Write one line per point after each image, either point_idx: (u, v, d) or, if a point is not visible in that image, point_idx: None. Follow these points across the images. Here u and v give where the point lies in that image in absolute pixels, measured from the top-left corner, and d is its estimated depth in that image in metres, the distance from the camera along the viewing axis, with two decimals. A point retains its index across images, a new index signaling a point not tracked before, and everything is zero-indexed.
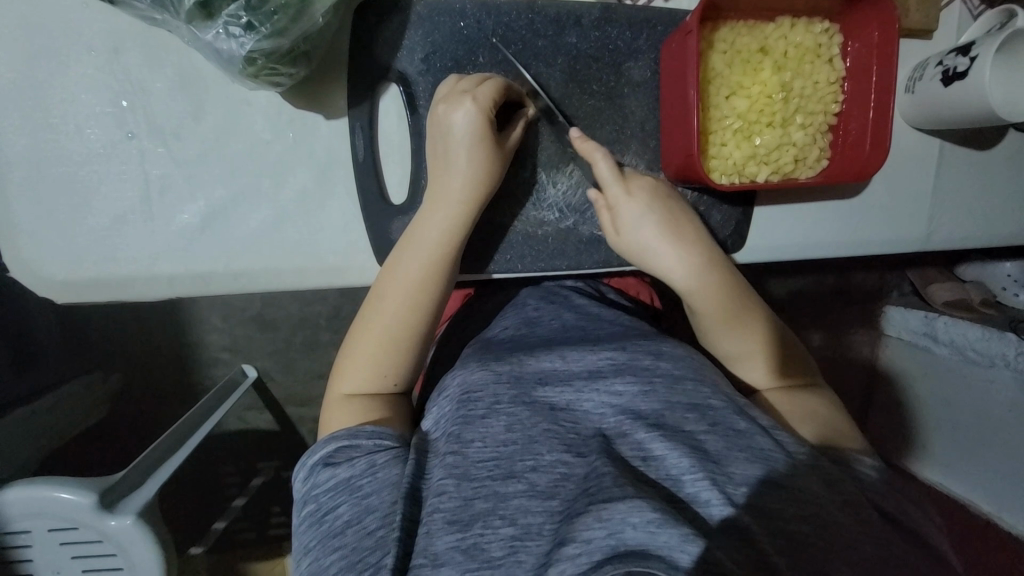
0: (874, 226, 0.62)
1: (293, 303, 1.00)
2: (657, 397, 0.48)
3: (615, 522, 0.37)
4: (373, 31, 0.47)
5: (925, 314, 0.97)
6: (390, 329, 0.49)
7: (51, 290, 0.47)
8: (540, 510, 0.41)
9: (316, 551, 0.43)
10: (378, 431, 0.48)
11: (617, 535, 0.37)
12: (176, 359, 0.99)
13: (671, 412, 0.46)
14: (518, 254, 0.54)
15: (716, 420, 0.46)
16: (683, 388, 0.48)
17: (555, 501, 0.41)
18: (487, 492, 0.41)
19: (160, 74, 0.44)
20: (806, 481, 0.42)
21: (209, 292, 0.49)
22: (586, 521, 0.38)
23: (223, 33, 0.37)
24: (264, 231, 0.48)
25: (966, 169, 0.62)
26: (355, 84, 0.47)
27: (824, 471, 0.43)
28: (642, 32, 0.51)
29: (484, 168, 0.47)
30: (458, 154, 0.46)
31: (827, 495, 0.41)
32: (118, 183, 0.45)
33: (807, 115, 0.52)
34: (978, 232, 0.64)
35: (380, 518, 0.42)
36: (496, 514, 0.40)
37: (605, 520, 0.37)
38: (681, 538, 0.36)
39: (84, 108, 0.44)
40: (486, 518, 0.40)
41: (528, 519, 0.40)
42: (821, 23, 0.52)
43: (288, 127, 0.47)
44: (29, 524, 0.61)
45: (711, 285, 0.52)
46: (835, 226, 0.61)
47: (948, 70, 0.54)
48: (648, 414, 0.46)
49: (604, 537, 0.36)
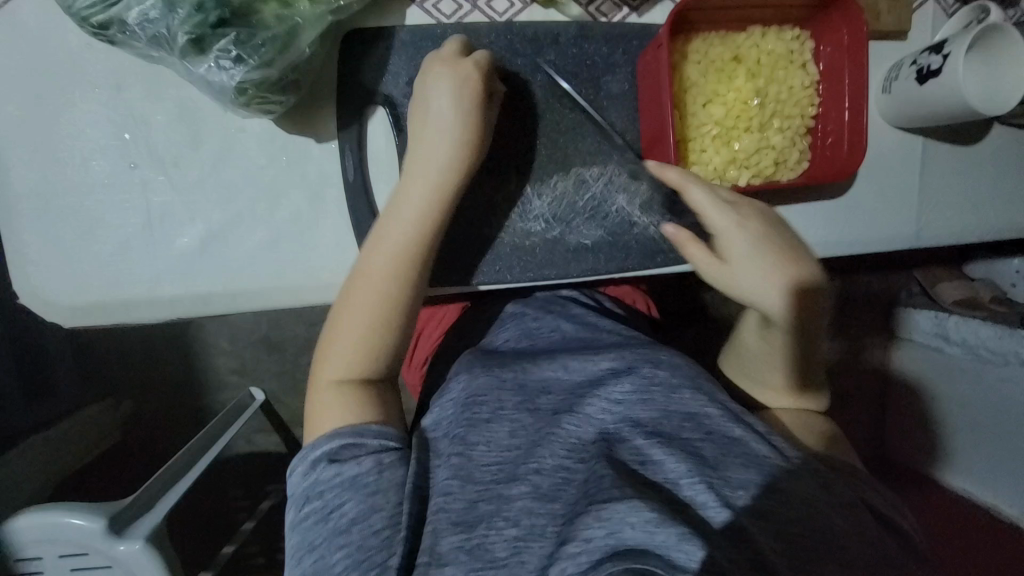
0: (865, 227, 0.63)
1: (296, 325, 1.02)
2: (654, 405, 0.48)
3: (614, 521, 0.38)
4: (360, 58, 0.49)
5: (936, 315, 0.95)
6: (377, 303, 0.48)
7: (58, 315, 0.49)
8: (543, 513, 0.42)
9: (322, 548, 0.43)
10: (385, 431, 0.47)
11: (616, 534, 0.37)
12: (185, 384, 1.01)
13: (669, 421, 0.47)
14: (508, 265, 0.55)
15: (712, 428, 0.46)
16: (680, 397, 0.48)
17: (557, 504, 0.42)
18: (492, 495, 0.44)
19: (161, 107, 0.47)
20: (801, 482, 0.42)
21: (207, 312, 0.50)
22: (586, 521, 0.39)
23: (215, 67, 0.39)
24: (260, 252, 0.50)
25: (952, 167, 0.63)
26: (343, 109, 0.49)
27: (822, 476, 0.43)
28: (619, 47, 0.53)
29: (465, 142, 0.48)
30: (442, 122, 0.47)
31: (826, 498, 0.41)
32: (122, 212, 0.48)
33: (784, 118, 0.54)
34: (969, 229, 0.64)
35: (386, 517, 0.43)
36: (499, 515, 0.42)
37: (604, 520, 0.38)
38: (678, 536, 0.37)
39: (90, 143, 0.47)
40: (490, 520, 0.42)
41: (531, 519, 0.42)
42: (791, 31, 0.53)
43: (281, 151, 0.49)
44: (39, 551, 0.62)
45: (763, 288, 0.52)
46: (824, 228, 0.62)
47: (922, 69, 0.55)
48: (647, 421, 0.47)
49: (604, 537, 0.38)
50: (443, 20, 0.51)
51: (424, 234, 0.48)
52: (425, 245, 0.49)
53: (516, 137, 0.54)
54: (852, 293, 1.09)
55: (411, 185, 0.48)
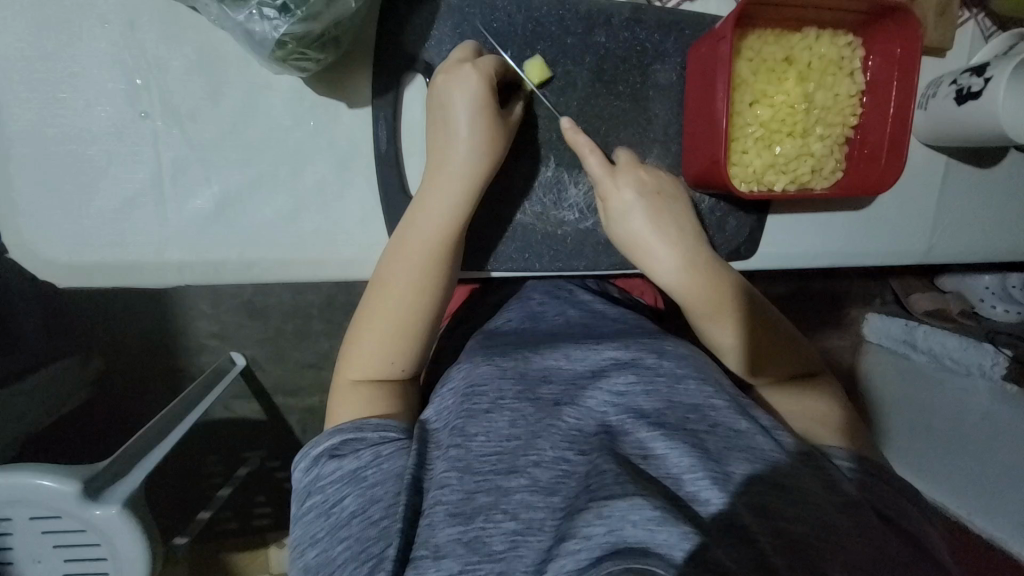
0: (878, 239, 0.63)
1: (285, 292, 0.97)
2: (658, 395, 0.49)
3: (615, 519, 0.38)
4: (402, 19, 0.46)
5: (907, 323, 1.01)
6: (399, 308, 0.48)
7: (53, 273, 0.45)
8: (542, 506, 0.41)
9: (324, 542, 0.42)
10: (384, 423, 0.47)
11: (616, 532, 0.37)
12: (165, 344, 0.96)
13: (672, 412, 0.47)
14: (536, 253, 0.53)
15: (716, 421, 0.47)
16: (685, 387, 0.50)
17: (556, 497, 0.41)
18: (489, 486, 0.42)
19: (179, 51, 0.42)
20: (803, 480, 0.43)
21: (219, 280, 0.47)
22: (586, 518, 0.38)
23: (257, 15, 0.35)
24: (278, 221, 0.46)
25: (966, 187, 0.64)
26: (380, 73, 0.46)
27: (823, 472, 0.44)
28: (670, 35, 0.51)
29: (488, 137, 0.46)
30: (460, 123, 0.45)
31: (825, 494, 0.42)
32: (129, 163, 0.43)
33: (827, 126, 0.53)
34: (973, 250, 0.65)
35: (384, 508, 0.42)
36: (498, 508, 0.41)
37: (606, 517, 0.38)
38: (680, 536, 0.37)
39: (98, 84, 0.42)
40: (488, 512, 0.40)
41: (530, 515, 0.40)
42: (845, 36, 0.52)
43: (310, 114, 0.45)
44: (10, 513, 0.59)
45: (691, 285, 0.52)
46: (844, 237, 0.62)
47: (962, 90, 0.55)
48: (651, 412, 0.47)
49: (604, 535, 0.37)
50: None
51: (446, 238, 0.47)
52: (448, 249, 0.47)
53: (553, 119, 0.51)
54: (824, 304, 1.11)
55: (433, 191, 0.46)
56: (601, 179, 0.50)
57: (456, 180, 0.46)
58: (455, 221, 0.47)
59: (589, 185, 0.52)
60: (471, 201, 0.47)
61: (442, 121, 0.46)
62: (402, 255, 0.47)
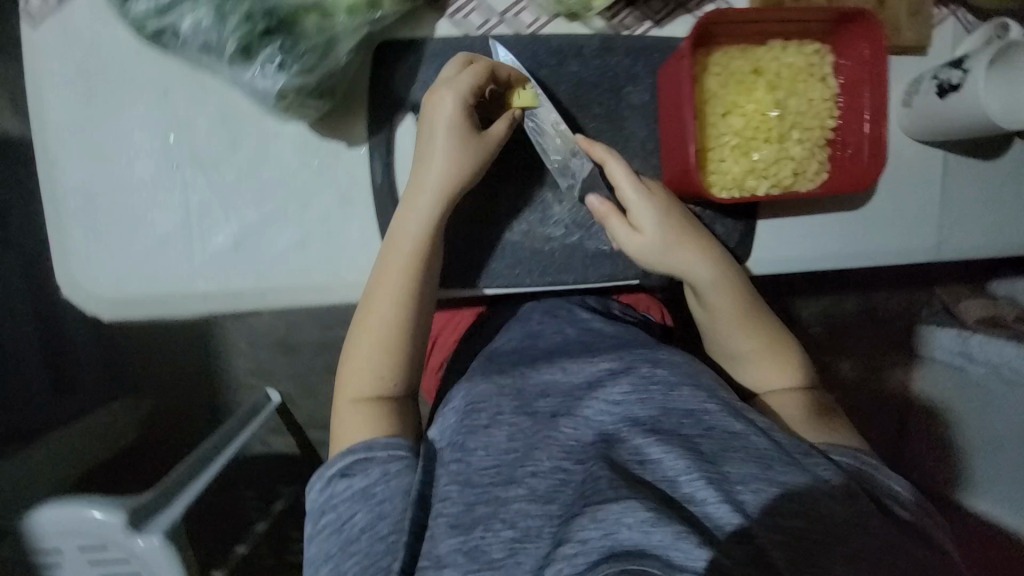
0: (883, 237, 0.62)
1: (315, 327, 1.03)
2: (654, 403, 0.48)
3: (610, 522, 0.38)
4: (391, 67, 0.52)
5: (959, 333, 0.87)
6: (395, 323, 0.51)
7: (98, 308, 0.51)
8: (540, 514, 0.42)
9: (336, 558, 0.44)
10: (393, 441, 0.49)
11: (612, 535, 0.37)
12: (203, 383, 1.03)
13: (668, 418, 0.47)
14: (527, 269, 0.56)
15: (713, 424, 0.46)
16: (681, 395, 0.48)
17: (554, 505, 0.42)
18: (489, 497, 0.43)
19: (202, 109, 0.49)
20: (806, 479, 0.42)
21: (238, 308, 0.52)
22: (583, 522, 0.39)
23: (260, 73, 0.44)
24: (290, 252, 0.52)
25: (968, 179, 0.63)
26: (374, 116, 0.52)
27: (827, 472, 0.44)
28: (639, 59, 0.55)
29: (458, 153, 0.50)
30: (433, 145, 0.49)
31: (828, 492, 0.42)
32: (162, 208, 0.50)
33: (804, 130, 0.54)
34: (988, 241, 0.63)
35: (392, 524, 0.44)
36: (497, 517, 0.42)
37: (600, 521, 0.38)
38: (675, 536, 0.37)
39: (137, 144, 0.49)
40: (488, 521, 0.42)
41: (528, 523, 0.42)
42: (811, 44, 0.54)
43: (315, 155, 0.51)
44: (61, 542, 0.64)
45: (720, 282, 0.54)
46: (844, 241, 0.62)
47: (944, 84, 0.56)
48: (646, 419, 0.47)
49: (600, 539, 0.38)
50: (472, 30, 0.53)
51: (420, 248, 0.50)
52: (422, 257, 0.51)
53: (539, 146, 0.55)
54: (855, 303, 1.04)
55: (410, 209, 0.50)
56: (623, 188, 0.52)
57: (428, 197, 0.50)
58: (427, 232, 0.50)
59: (590, 202, 0.53)
60: (439, 212, 0.51)
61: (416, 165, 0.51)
62: (387, 270, 0.50)
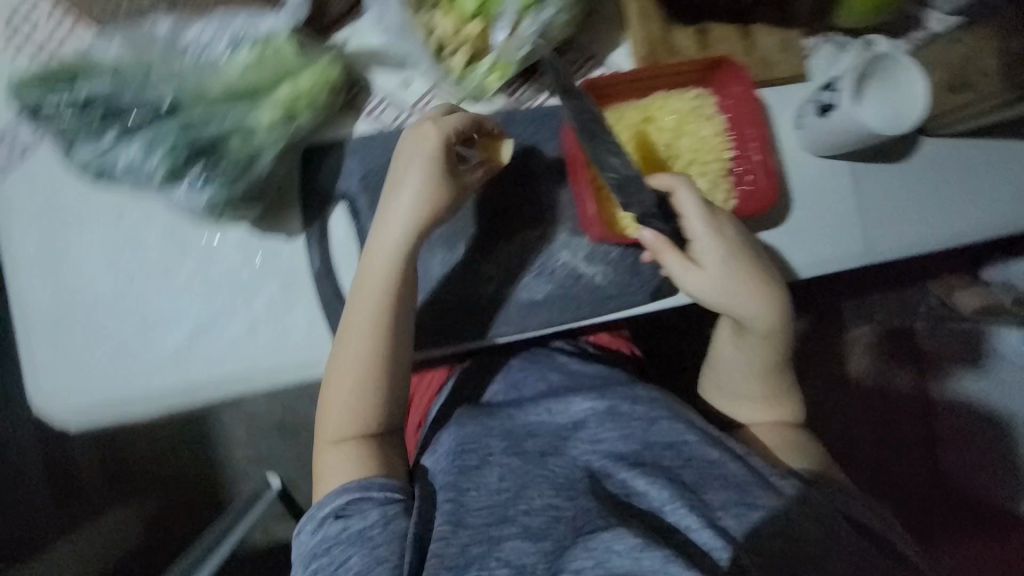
0: (826, 243, 0.65)
1: (307, 404, 1.06)
2: (636, 438, 0.57)
3: (601, 551, 0.48)
4: (317, 166, 0.57)
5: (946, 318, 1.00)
6: (362, 364, 0.54)
7: (55, 421, 0.54)
8: (534, 551, 0.50)
9: None
10: (390, 482, 0.54)
11: (603, 563, 0.48)
12: (203, 475, 1.05)
13: (650, 450, 0.57)
14: (470, 328, 0.60)
15: (691, 454, 0.55)
16: (659, 426, 0.58)
17: (546, 542, 0.50)
18: (483, 535, 0.50)
19: (150, 228, 0.55)
20: (788, 513, 0.50)
21: (193, 402, 0.55)
22: (577, 552, 0.49)
23: (185, 193, 0.52)
24: (241, 341, 0.55)
25: (910, 166, 0.66)
26: (306, 210, 0.57)
27: (805, 504, 0.51)
28: (545, 127, 0.61)
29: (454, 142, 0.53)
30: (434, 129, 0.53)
31: (814, 527, 0.49)
32: (116, 317, 0.54)
33: (703, 164, 0.59)
34: (944, 223, 0.66)
35: (392, 566, 0.49)
36: (492, 556, 0.49)
37: (592, 550, 0.49)
38: (663, 558, 0.47)
39: (94, 261, 0.54)
40: (483, 560, 0.48)
41: (524, 559, 0.49)
42: (690, 90, 0.59)
43: (255, 250, 0.56)
44: None
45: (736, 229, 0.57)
46: (796, 242, 0.65)
47: (825, 104, 0.59)
48: (631, 453, 0.56)
49: (592, 565, 0.48)
50: (387, 123, 0.59)
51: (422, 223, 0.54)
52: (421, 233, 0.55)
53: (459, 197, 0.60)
54: (911, 305, 1.03)
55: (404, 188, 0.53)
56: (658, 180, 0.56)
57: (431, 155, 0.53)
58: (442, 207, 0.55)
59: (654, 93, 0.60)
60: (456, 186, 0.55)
61: (371, 254, 0.54)
62: (377, 254, 0.54)
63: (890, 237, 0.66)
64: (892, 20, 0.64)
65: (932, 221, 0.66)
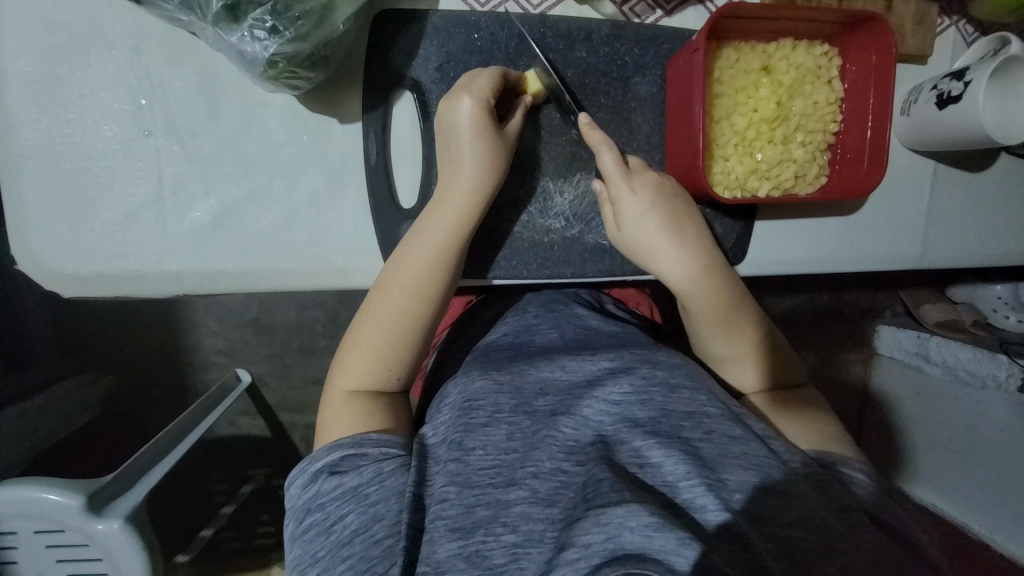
0: (884, 240, 0.62)
1: (289, 307, 0.99)
2: (654, 403, 0.44)
3: (612, 525, 0.34)
4: (391, 40, 0.49)
5: (919, 335, 0.96)
6: (406, 298, 0.48)
7: (58, 283, 0.49)
8: (542, 518, 0.38)
9: (325, 562, 0.39)
10: (384, 438, 0.45)
11: (615, 538, 0.34)
12: (174, 362, 0.98)
13: (668, 420, 0.43)
14: (524, 261, 0.54)
15: (711, 427, 0.42)
16: (680, 395, 0.44)
17: (555, 508, 0.38)
18: (489, 499, 0.39)
19: (180, 74, 0.47)
20: (801, 489, 0.39)
21: (216, 290, 0.50)
22: (584, 526, 0.35)
23: (248, 36, 0.39)
24: (273, 233, 0.49)
25: (990, 177, 0.63)
26: (371, 92, 0.49)
27: (823, 481, 0.40)
28: (650, 49, 0.53)
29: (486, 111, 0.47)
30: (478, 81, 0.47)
31: (823, 505, 0.38)
32: (132, 179, 0.48)
33: (809, 133, 0.54)
34: (1002, 242, 0.64)
35: (387, 527, 0.39)
36: (497, 521, 0.38)
37: (603, 525, 0.34)
38: (678, 541, 0.34)
39: (104, 105, 0.47)
40: (488, 525, 0.38)
41: (529, 526, 0.38)
42: (821, 46, 0.54)
43: (303, 129, 0.49)
44: (14, 527, 0.58)
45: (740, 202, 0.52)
46: (858, 233, 0.62)
47: (943, 93, 0.55)
48: (647, 420, 0.43)
49: (602, 541, 0.34)
50: (477, 7, 0.51)
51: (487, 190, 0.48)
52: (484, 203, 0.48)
53: (534, 113, 0.53)
54: (880, 307, 1.08)
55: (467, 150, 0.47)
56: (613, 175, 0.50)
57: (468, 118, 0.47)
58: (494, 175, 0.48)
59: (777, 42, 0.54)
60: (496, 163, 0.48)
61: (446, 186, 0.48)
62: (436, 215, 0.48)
63: (948, 250, 0.63)
64: (1015, 24, 0.61)
65: (991, 242, 0.64)
